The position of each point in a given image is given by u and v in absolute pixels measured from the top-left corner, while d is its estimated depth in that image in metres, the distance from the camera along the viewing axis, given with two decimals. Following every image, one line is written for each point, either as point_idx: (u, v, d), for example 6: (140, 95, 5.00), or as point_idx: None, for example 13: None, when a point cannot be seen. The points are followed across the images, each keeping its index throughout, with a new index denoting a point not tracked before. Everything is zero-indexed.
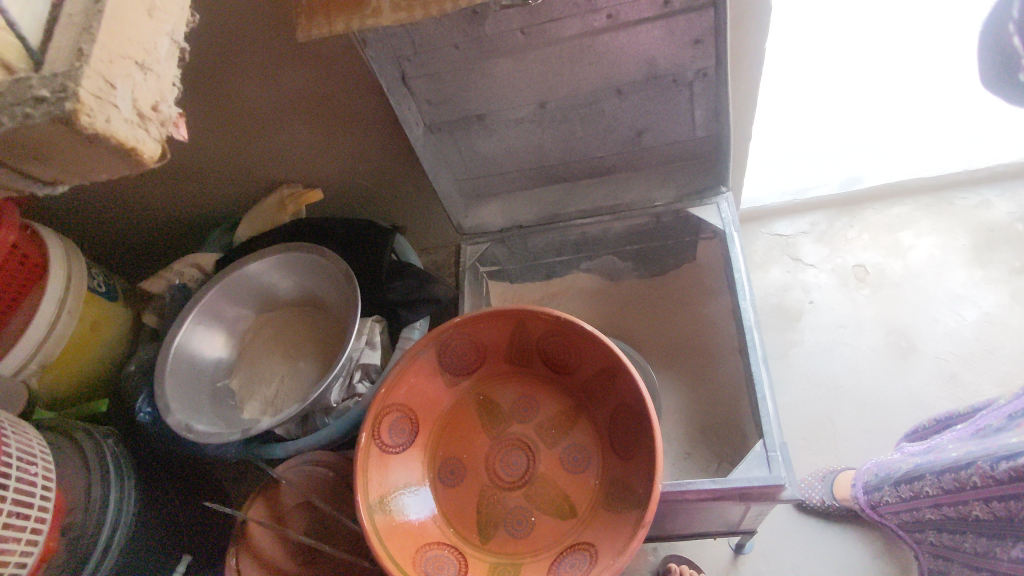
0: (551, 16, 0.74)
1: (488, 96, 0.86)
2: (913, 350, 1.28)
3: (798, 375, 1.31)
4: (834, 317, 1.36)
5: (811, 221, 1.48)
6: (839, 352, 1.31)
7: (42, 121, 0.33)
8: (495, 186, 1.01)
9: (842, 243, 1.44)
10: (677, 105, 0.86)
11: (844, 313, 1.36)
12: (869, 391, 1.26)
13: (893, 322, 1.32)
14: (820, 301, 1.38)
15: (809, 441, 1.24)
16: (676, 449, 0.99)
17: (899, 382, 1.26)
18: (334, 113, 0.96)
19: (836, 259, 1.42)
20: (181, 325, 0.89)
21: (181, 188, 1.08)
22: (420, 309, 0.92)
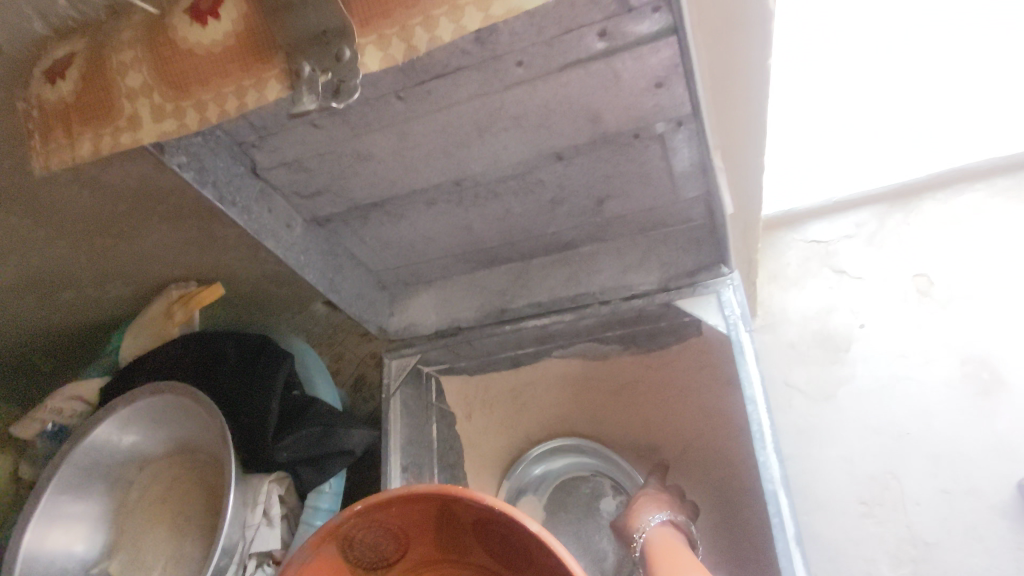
0: (431, 73, 0.48)
1: (377, 178, 0.61)
2: (1003, 387, 0.87)
3: (841, 424, 0.92)
4: (899, 342, 0.94)
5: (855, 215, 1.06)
6: (913, 392, 0.90)
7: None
8: (426, 274, 0.77)
9: (894, 248, 1.01)
10: (648, 165, 0.59)
11: (911, 339, 0.93)
12: (946, 441, 0.86)
13: (977, 356, 0.90)
14: (876, 323, 0.96)
15: (872, 505, 0.86)
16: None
17: (985, 428, 0.86)
18: (196, 209, 0.71)
19: (891, 267, 0.99)
20: (37, 504, 0.70)
21: (49, 307, 0.86)
22: (330, 467, 0.69)
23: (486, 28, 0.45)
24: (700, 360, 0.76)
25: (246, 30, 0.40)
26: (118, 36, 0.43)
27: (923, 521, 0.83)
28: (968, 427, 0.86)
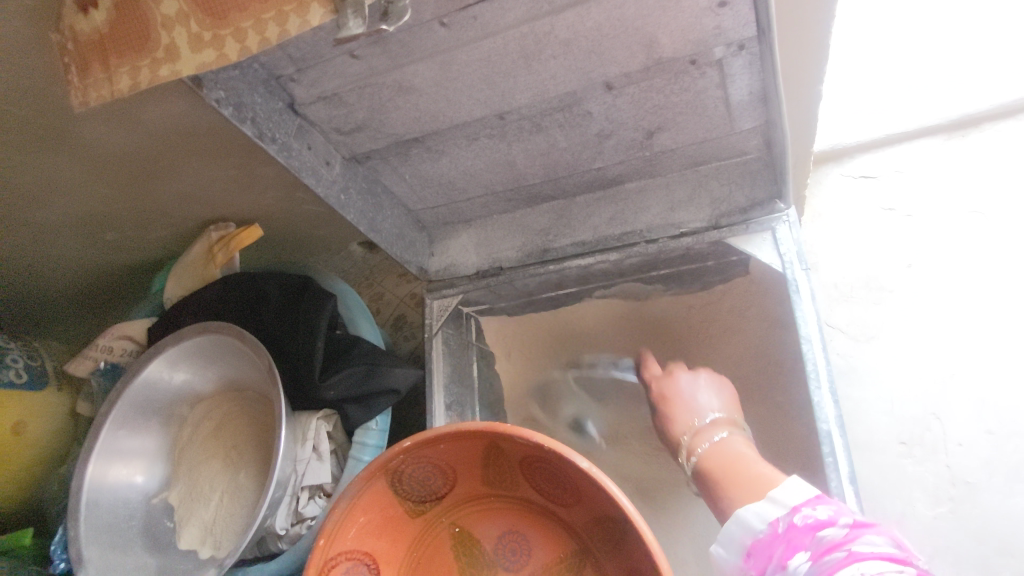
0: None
1: (418, 112, 0.59)
2: None
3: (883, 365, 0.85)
4: (951, 282, 0.87)
5: (902, 152, 0.98)
6: (962, 334, 0.83)
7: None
8: (466, 212, 0.76)
9: (947, 184, 0.93)
10: (703, 94, 0.56)
11: (965, 278, 0.86)
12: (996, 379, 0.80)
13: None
14: (925, 263, 0.88)
15: (911, 445, 0.81)
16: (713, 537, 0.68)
17: None
18: (231, 146, 0.70)
19: (943, 204, 0.91)
20: (95, 438, 0.73)
21: (94, 245, 0.87)
22: (374, 405, 0.70)
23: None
24: (745, 301, 0.74)
25: None
26: None
27: (963, 461, 0.78)
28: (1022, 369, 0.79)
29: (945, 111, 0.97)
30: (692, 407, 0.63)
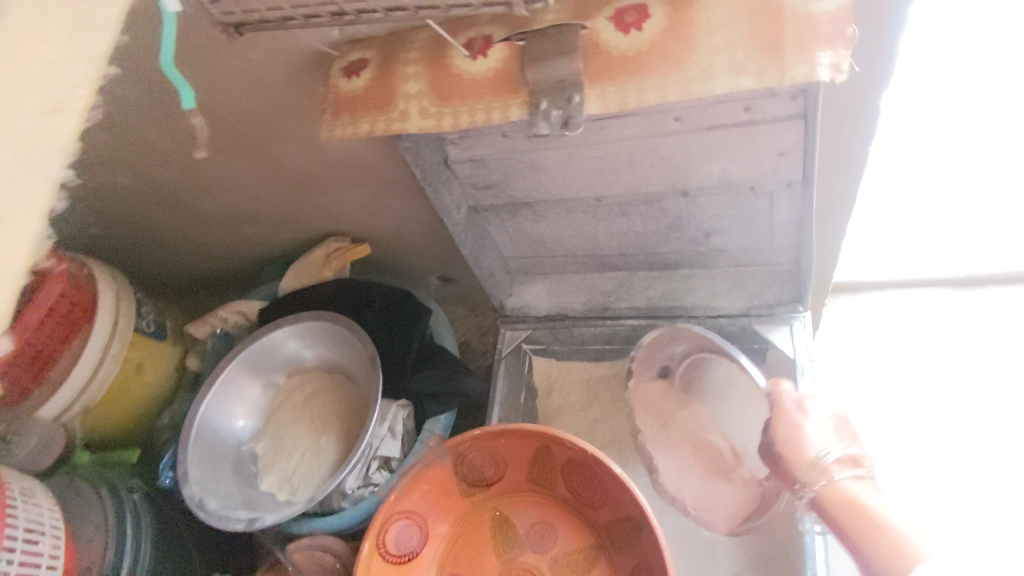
0: (609, 115, 0.64)
1: (538, 184, 0.77)
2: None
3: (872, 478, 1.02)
4: (935, 422, 1.05)
5: (914, 305, 1.20)
6: (944, 459, 1.01)
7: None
8: (545, 267, 0.93)
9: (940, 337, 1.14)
10: (754, 213, 0.74)
11: (948, 422, 1.05)
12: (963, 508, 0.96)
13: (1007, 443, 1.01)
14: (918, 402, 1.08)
15: None
16: (690, 479, 0.79)
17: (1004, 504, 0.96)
18: (378, 180, 0.89)
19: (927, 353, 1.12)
20: (213, 385, 0.89)
21: (233, 234, 1.06)
22: (446, 403, 0.86)
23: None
24: None
25: (506, 68, 0.56)
26: (407, 55, 0.60)
27: None
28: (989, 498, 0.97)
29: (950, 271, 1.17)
30: (800, 430, 0.62)
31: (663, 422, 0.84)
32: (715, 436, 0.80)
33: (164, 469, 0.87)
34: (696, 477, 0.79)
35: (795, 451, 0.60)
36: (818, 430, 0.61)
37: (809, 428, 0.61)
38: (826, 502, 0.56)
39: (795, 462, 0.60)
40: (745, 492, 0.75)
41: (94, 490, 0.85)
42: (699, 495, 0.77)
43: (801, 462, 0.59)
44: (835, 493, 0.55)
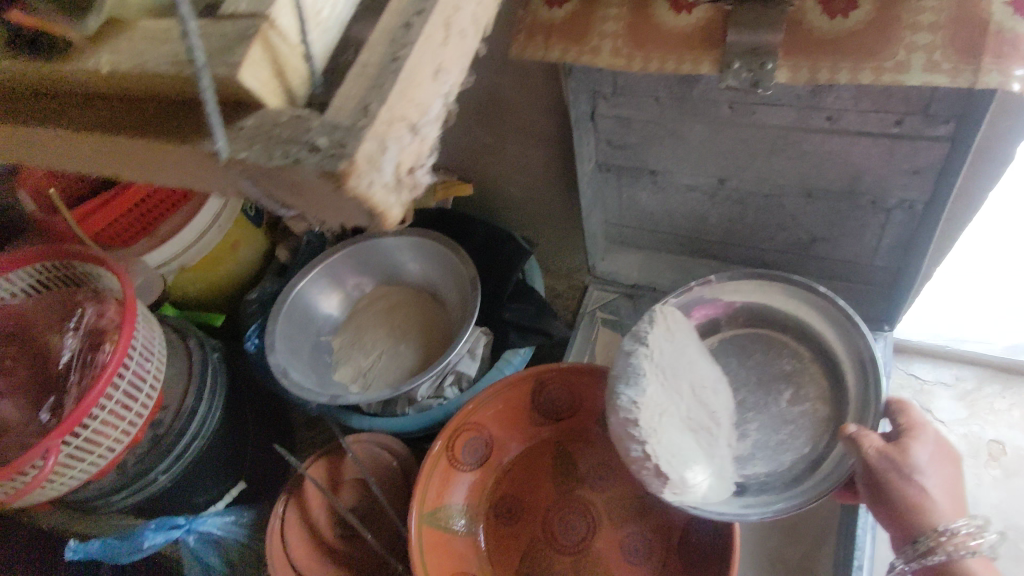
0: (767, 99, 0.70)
1: (671, 154, 0.82)
2: None
3: None
4: None
5: None
6: None
7: (307, 168, 0.23)
8: (642, 241, 0.98)
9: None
10: (865, 227, 0.79)
11: None
12: None
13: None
14: None
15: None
16: (678, 433, 0.65)
17: None
18: (512, 121, 0.94)
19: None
20: (310, 273, 0.93)
21: None
22: (528, 338, 0.90)
23: (823, 86, 0.66)
24: None
25: (706, 26, 0.60)
26: None
27: None
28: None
29: None
30: (921, 485, 0.54)
31: (678, 358, 0.70)
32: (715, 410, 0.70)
33: (251, 332, 0.93)
34: (677, 434, 0.65)
35: (915, 510, 0.54)
36: (942, 495, 0.54)
37: (931, 490, 0.54)
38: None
39: (912, 523, 0.53)
40: (710, 476, 0.66)
41: (184, 342, 0.90)
42: (683, 456, 0.64)
43: (922, 528, 0.53)
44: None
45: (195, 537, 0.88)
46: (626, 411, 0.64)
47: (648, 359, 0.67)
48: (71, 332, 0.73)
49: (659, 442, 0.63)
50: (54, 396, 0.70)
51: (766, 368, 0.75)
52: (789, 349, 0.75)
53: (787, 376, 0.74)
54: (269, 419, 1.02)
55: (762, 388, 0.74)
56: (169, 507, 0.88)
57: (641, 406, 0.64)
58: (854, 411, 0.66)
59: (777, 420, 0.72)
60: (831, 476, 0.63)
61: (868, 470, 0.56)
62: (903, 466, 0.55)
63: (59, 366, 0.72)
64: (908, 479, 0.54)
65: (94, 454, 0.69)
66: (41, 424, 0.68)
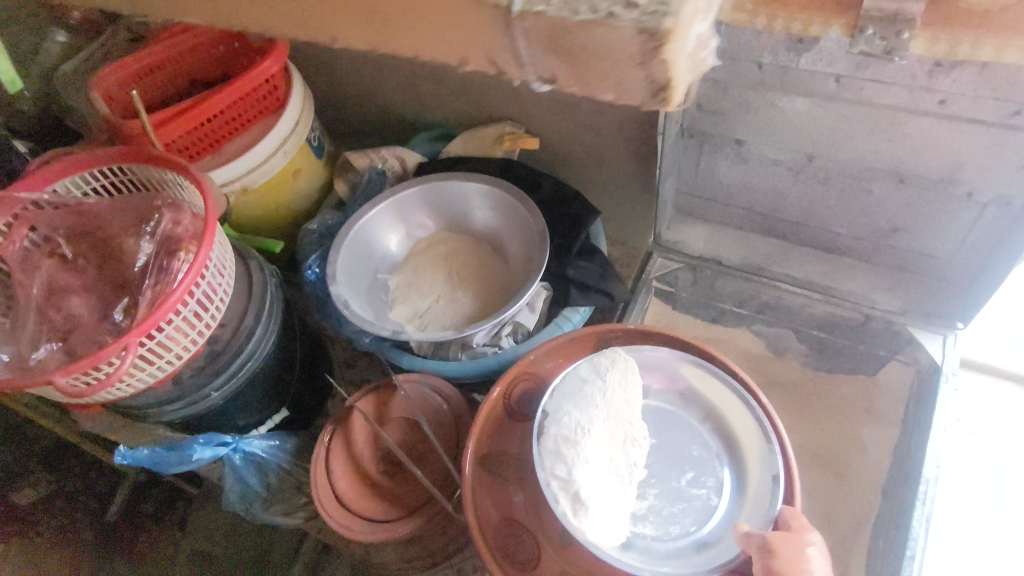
0: (880, 76, 0.67)
1: (762, 124, 0.80)
2: None
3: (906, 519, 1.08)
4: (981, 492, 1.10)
5: None
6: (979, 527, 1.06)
7: (629, 25, 0.33)
8: (710, 213, 0.96)
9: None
10: (954, 220, 0.78)
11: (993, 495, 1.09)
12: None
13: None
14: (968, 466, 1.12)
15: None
16: (598, 475, 0.71)
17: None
18: None
19: None
20: (375, 207, 0.92)
21: (414, 86, 1.06)
22: (589, 296, 0.89)
23: (945, 66, 0.63)
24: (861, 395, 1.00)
25: None
26: None
27: None
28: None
29: None
30: (803, 556, 0.60)
31: (623, 413, 0.76)
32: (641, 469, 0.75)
33: (311, 260, 0.95)
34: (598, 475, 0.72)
35: (794, 569, 0.59)
36: (820, 572, 0.60)
37: (811, 563, 0.60)
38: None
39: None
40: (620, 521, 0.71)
41: (245, 260, 0.88)
42: (597, 496, 0.70)
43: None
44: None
45: (241, 456, 0.90)
46: (556, 430, 0.71)
47: (592, 397, 0.73)
48: (147, 238, 0.73)
49: (576, 468, 0.69)
50: (127, 297, 0.71)
51: (677, 446, 0.79)
52: (698, 438, 0.79)
53: (700, 458, 0.78)
54: (313, 350, 1.02)
55: (670, 461, 0.79)
56: (206, 425, 0.88)
57: (574, 432, 0.71)
58: (750, 507, 0.71)
59: (675, 493, 0.77)
60: (715, 558, 0.68)
61: (757, 538, 0.63)
62: (789, 537, 0.62)
63: (135, 271, 0.72)
64: (794, 548, 0.61)
65: (164, 359, 0.69)
66: (114, 324, 0.69)
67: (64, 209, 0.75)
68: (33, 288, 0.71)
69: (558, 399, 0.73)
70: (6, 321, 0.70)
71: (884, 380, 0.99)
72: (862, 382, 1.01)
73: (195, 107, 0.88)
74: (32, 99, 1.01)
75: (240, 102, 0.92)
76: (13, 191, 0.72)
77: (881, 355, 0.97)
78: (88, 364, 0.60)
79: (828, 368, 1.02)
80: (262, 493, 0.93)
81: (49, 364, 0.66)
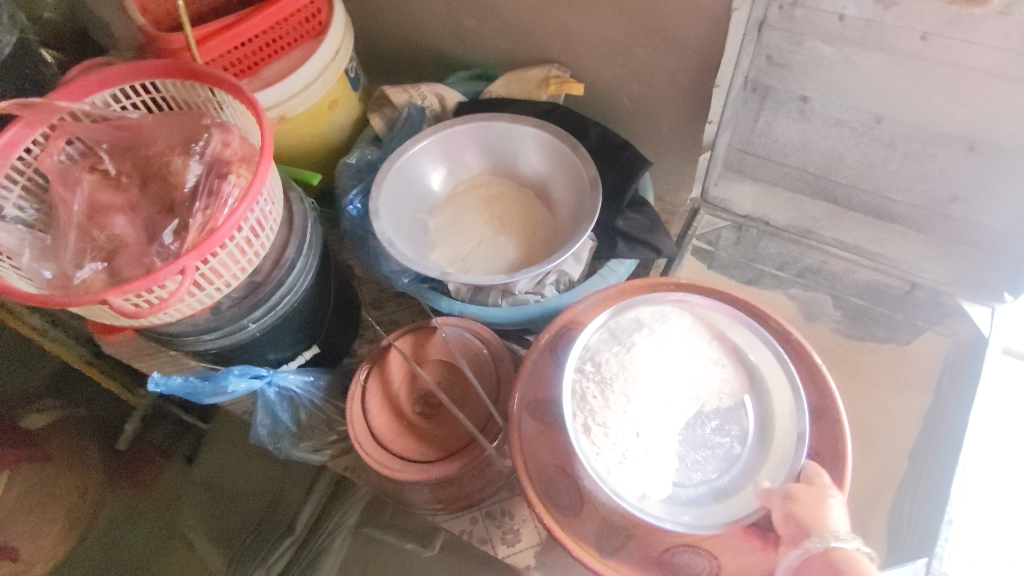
0: (970, 36, 0.65)
1: (833, 81, 0.77)
2: None
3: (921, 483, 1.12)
4: (994, 457, 1.13)
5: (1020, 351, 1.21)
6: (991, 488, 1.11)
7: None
8: (760, 172, 0.97)
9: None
10: (1019, 191, 0.78)
11: (1007, 461, 1.13)
12: (988, 538, 1.08)
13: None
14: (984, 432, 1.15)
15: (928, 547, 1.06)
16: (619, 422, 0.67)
17: None
18: (655, 24, 0.80)
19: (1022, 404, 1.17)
20: (420, 143, 0.91)
21: (456, 18, 1.00)
22: (636, 248, 0.88)
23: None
24: (892, 364, 1.00)
25: None
26: None
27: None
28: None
29: None
30: (824, 505, 0.58)
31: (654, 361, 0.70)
32: (670, 419, 0.68)
33: (354, 198, 0.94)
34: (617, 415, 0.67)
35: (814, 517, 0.57)
36: (842, 520, 0.58)
37: (833, 510, 0.58)
38: (832, 563, 0.54)
39: (813, 525, 0.57)
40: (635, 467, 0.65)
41: (284, 191, 0.85)
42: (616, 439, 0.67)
43: (823, 529, 0.56)
44: (846, 559, 0.54)
45: (275, 390, 0.90)
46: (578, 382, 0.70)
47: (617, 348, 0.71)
48: (195, 158, 0.70)
49: (596, 423, 0.67)
50: (177, 219, 0.67)
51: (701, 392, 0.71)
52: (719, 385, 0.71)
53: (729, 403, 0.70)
54: (344, 288, 0.99)
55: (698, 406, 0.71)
56: (239, 356, 0.84)
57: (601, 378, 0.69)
58: (773, 462, 0.65)
59: (698, 441, 0.69)
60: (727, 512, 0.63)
61: (777, 488, 0.61)
62: (809, 488, 0.60)
63: (184, 191, 0.68)
64: (815, 497, 0.59)
65: (213, 286, 0.67)
66: (164, 247, 0.65)
67: (105, 123, 0.72)
68: (74, 205, 0.68)
69: (585, 352, 0.72)
70: (45, 237, 0.67)
71: (914, 350, 0.99)
72: (894, 351, 1.00)
73: (233, 27, 0.83)
74: (54, 7, 0.96)
75: (278, 24, 0.87)
76: (53, 99, 0.69)
77: (918, 325, 1.00)
78: (144, 285, 0.58)
79: (861, 335, 1.02)
80: (293, 429, 0.94)
81: (92, 285, 0.63)
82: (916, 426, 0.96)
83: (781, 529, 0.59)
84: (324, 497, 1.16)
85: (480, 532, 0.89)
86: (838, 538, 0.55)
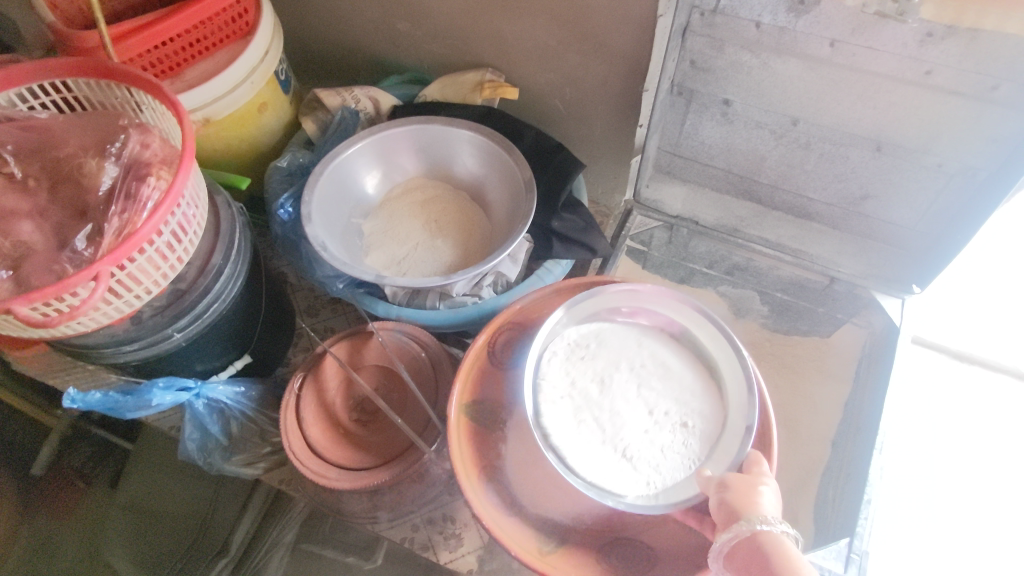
0: (873, 42, 0.69)
1: (753, 85, 0.81)
2: (964, 498, 1.16)
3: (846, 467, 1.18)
4: (912, 439, 1.20)
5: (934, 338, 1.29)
6: (909, 469, 1.18)
7: None
8: (689, 173, 1.00)
9: (955, 392, 1.24)
10: (922, 188, 0.83)
11: (924, 442, 1.20)
12: (909, 516, 1.15)
13: (975, 494, 1.16)
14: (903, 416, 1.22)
15: None
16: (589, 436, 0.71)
17: (944, 514, 1.15)
18: (583, 29, 0.82)
19: (935, 388, 1.25)
20: (353, 146, 0.89)
21: (388, 21, 0.99)
22: (572, 249, 0.90)
23: (936, 36, 0.66)
24: (814, 354, 1.07)
25: None
26: None
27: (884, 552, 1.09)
28: (950, 538, 1.13)
29: (974, 323, 1.30)
30: (756, 490, 0.59)
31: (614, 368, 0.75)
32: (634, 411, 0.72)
33: (286, 201, 0.91)
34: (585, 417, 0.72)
35: (746, 500, 0.58)
36: (772, 504, 0.59)
37: (763, 495, 0.59)
38: (758, 545, 0.55)
39: (742, 510, 0.57)
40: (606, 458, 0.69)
41: (210, 195, 0.82)
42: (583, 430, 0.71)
43: (752, 513, 0.57)
44: (771, 542, 0.55)
45: (203, 402, 0.86)
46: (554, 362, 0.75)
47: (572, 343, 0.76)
48: (111, 160, 0.67)
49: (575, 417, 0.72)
50: (90, 224, 0.64)
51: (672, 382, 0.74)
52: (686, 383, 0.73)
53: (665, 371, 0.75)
54: (277, 295, 0.96)
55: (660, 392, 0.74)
56: (163, 368, 0.81)
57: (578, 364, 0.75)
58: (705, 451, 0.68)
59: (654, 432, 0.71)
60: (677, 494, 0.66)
61: (715, 478, 0.62)
62: (744, 476, 0.61)
63: (98, 194, 0.65)
64: (748, 485, 0.60)
65: (132, 293, 0.64)
66: (76, 253, 0.61)
67: (11, 124, 0.69)
68: None
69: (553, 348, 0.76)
70: None
71: (835, 341, 1.06)
72: (817, 343, 1.07)
73: (154, 25, 0.80)
74: None
75: (202, 25, 0.84)
76: None
77: (838, 318, 1.05)
78: (53, 293, 0.55)
79: (786, 329, 1.09)
80: (223, 442, 0.90)
81: None
82: (837, 411, 1.02)
83: (715, 515, 0.60)
84: (261, 514, 1.10)
85: (422, 539, 0.87)
86: (764, 523, 0.56)
